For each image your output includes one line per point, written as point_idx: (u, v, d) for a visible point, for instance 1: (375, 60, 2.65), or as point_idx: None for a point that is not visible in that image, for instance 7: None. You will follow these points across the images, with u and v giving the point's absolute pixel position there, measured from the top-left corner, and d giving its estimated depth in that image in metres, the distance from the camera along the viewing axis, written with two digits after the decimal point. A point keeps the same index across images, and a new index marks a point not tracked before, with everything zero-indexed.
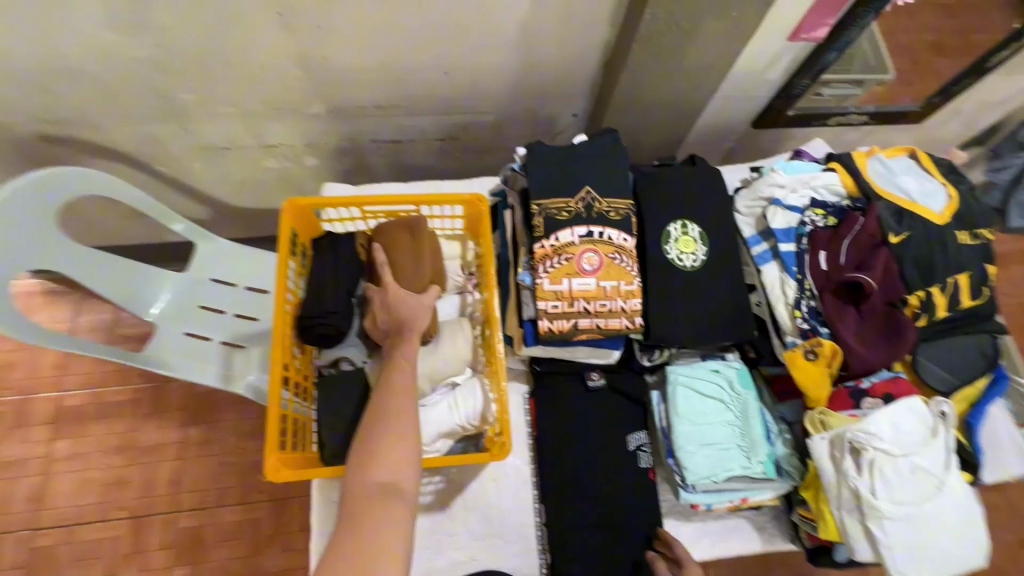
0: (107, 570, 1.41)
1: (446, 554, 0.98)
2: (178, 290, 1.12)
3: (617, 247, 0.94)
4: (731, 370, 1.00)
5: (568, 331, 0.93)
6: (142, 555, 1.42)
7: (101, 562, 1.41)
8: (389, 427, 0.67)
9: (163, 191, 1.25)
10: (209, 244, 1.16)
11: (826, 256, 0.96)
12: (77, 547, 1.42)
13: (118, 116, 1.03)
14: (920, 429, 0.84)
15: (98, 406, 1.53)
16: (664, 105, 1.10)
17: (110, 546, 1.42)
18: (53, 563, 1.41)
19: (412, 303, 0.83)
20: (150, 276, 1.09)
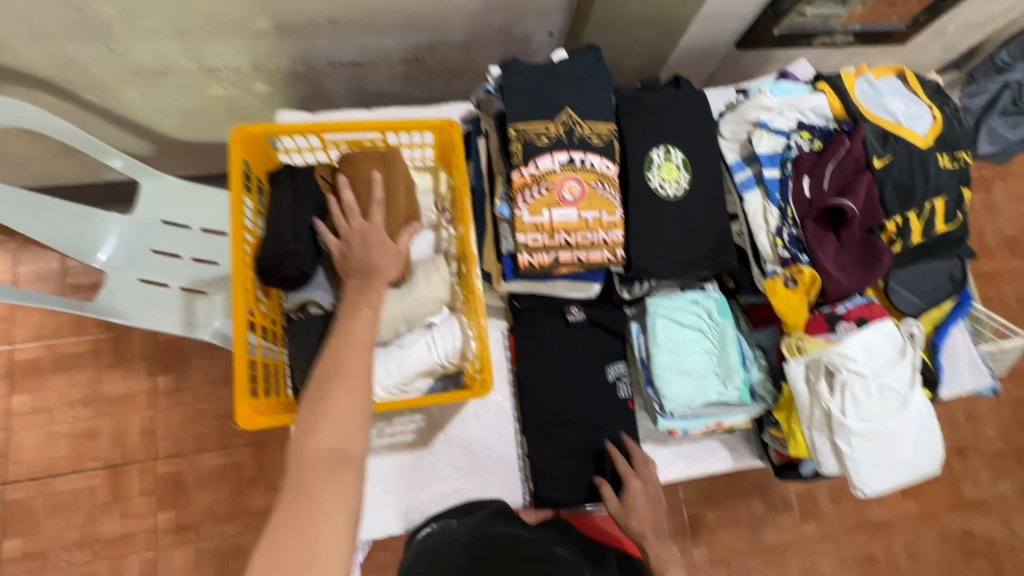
0: (90, 517, 1.40)
1: (431, 488, 1.00)
2: (127, 235, 1.02)
3: (600, 174, 0.89)
4: (710, 300, 1.00)
5: (549, 265, 0.90)
6: (122, 502, 1.42)
7: (81, 510, 1.41)
8: (342, 386, 0.60)
9: (95, 123, 1.12)
10: (155, 181, 1.05)
11: (810, 181, 0.94)
12: (54, 497, 1.40)
13: (26, 34, 0.88)
14: (891, 351, 0.87)
15: (57, 359, 1.46)
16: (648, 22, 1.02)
17: (90, 495, 1.41)
18: (32, 514, 1.39)
19: (387, 253, 0.78)
20: (93, 218, 0.99)
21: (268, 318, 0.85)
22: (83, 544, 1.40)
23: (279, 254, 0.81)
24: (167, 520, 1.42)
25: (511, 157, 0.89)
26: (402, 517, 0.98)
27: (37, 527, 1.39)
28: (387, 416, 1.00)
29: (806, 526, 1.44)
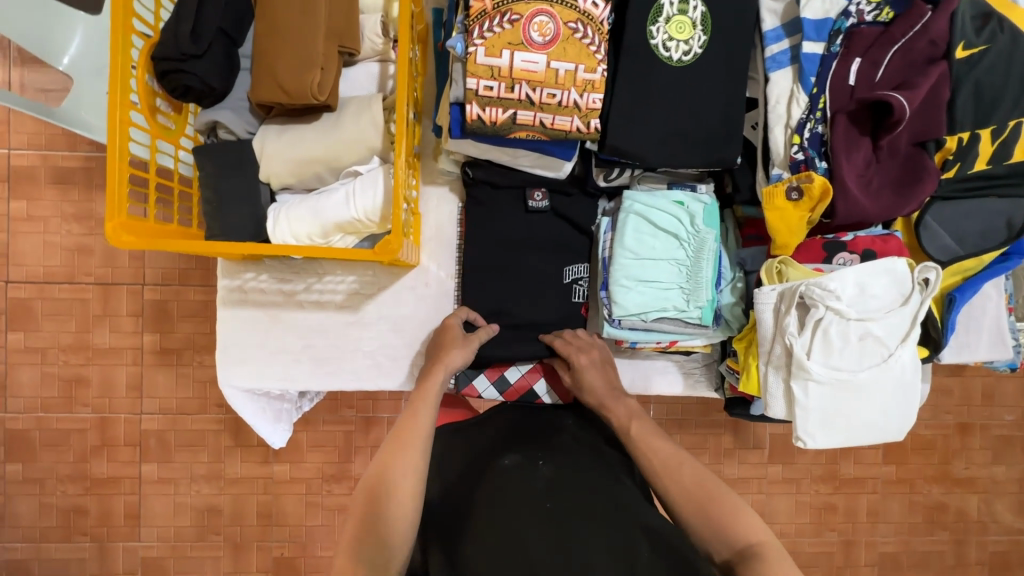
0: (81, 326, 1.47)
1: (357, 351, 0.95)
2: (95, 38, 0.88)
3: (581, 15, 0.71)
4: (697, 205, 0.84)
5: (502, 124, 0.74)
6: (112, 318, 1.47)
7: (74, 319, 1.47)
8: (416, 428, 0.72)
9: None
10: None
11: (860, 65, 0.72)
12: (50, 303, 1.46)
13: None
14: (890, 294, 0.71)
15: (52, 171, 1.44)
16: None
17: (81, 307, 1.46)
18: (29, 314, 1.46)
19: (308, 81, 0.70)
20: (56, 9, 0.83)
21: (171, 132, 0.75)
22: (77, 349, 1.47)
23: (176, 56, 0.68)
24: (153, 342, 1.48)
25: None
26: (321, 375, 0.95)
27: (36, 325, 1.47)
28: (317, 273, 0.93)
29: (771, 467, 1.36)
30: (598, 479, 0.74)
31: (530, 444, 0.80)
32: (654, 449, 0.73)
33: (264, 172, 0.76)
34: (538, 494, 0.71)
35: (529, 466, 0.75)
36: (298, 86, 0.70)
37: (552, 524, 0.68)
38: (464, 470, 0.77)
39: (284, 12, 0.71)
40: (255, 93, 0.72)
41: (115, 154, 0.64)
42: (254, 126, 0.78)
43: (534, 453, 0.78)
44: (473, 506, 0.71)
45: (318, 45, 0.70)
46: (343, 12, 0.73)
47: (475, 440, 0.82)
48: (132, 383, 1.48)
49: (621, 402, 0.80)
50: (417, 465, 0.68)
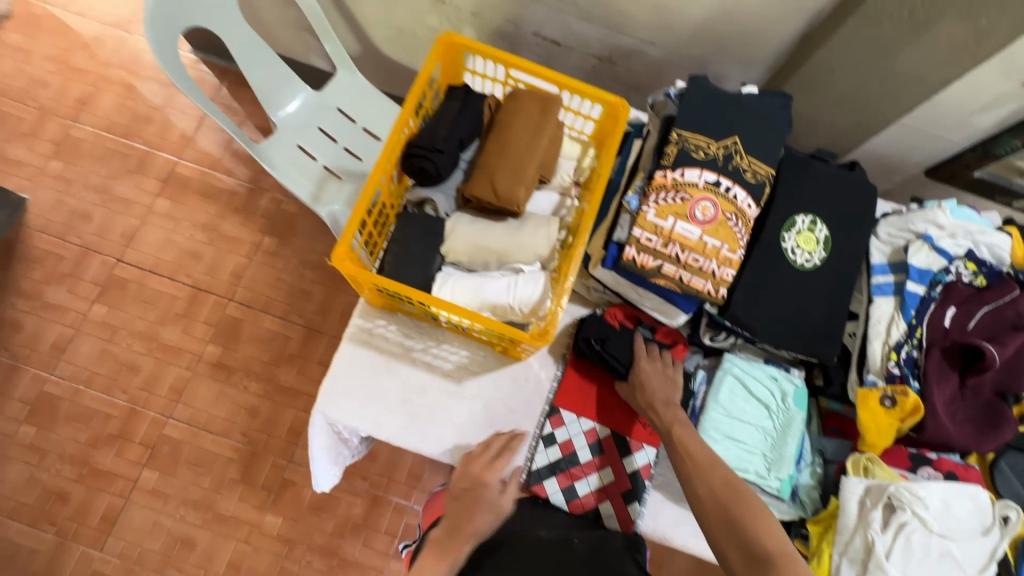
0: (158, 320, 1.58)
1: (443, 419, 1.02)
2: (306, 104, 1.31)
3: (737, 209, 0.89)
4: (790, 384, 0.95)
5: (649, 269, 0.90)
6: (188, 320, 1.59)
7: (156, 310, 1.59)
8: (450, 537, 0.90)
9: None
10: (348, 73, 1.33)
11: (955, 312, 0.87)
12: (144, 290, 1.60)
13: None
14: (971, 522, 0.76)
15: (204, 185, 1.68)
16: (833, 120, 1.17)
17: (169, 302, 1.59)
18: (122, 294, 1.59)
19: (513, 194, 0.89)
20: (290, 86, 1.29)
21: (390, 197, 0.96)
22: (144, 339, 1.57)
23: (428, 146, 0.90)
24: (213, 353, 1.57)
25: (661, 158, 0.91)
26: (407, 430, 1.01)
27: (121, 305, 1.59)
28: (437, 338, 1.04)
29: None
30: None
31: (567, 522, 0.95)
32: (686, 451, 0.86)
33: (447, 246, 0.93)
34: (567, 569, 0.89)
35: (563, 543, 0.92)
36: (506, 194, 0.89)
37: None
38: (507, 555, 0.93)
39: (513, 139, 0.91)
40: (470, 189, 0.91)
41: (363, 199, 0.84)
42: (451, 210, 0.96)
43: (569, 531, 0.93)
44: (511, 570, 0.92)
45: (530, 168, 0.90)
46: (550, 153, 0.95)
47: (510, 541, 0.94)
48: (175, 386, 1.54)
49: (669, 408, 0.90)
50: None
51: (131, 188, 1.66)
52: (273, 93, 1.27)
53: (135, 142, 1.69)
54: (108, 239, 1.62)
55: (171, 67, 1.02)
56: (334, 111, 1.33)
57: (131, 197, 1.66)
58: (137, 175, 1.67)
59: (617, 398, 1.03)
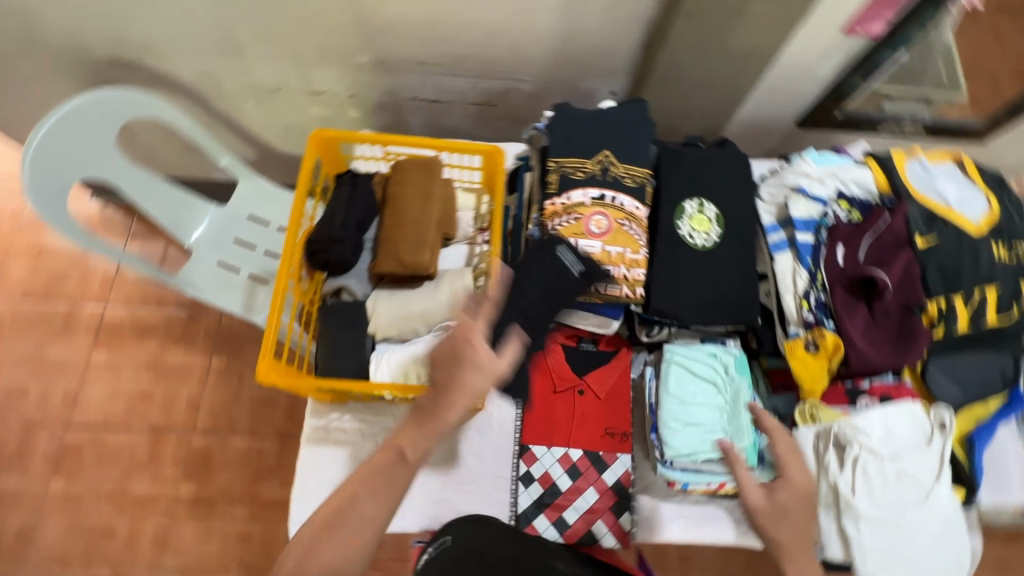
0: (123, 474, 1.52)
1: (420, 491, 1.02)
2: (216, 222, 1.30)
3: (628, 214, 0.95)
4: (729, 356, 0.99)
5: (566, 291, 0.94)
6: (154, 466, 1.53)
7: (119, 466, 1.53)
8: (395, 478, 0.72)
9: (237, 101, 1.36)
10: (250, 182, 1.32)
11: (844, 250, 0.93)
12: (100, 449, 1.53)
13: (192, 49, 1.19)
14: (914, 435, 0.81)
15: (136, 325, 1.63)
16: (698, 112, 1.24)
17: (130, 453, 1.53)
18: (78, 460, 1.52)
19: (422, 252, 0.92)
20: (195, 207, 1.29)
21: (306, 294, 0.97)
22: (113, 499, 1.50)
23: (327, 239, 0.92)
24: (189, 491, 1.51)
25: (547, 187, 0.97)
26: (387, 515, 1.00)
27: (81, 472, 1.52)
28: (394, 414, 1.05)
29: None
30: None
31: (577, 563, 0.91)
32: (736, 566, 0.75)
33: (374, 325, 0.95)
34: None
35: None
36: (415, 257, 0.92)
37: None
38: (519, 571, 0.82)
39: (407, 209, 0.95)
40: (380, 265, 0.93)
41: (274, 308, 0.84)
42: (368, 290, 0.99)
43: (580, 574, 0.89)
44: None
45: (428, 231, 0.94)
46: (444, 211, 0.99)
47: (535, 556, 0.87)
48: (158, 537, 1.48)
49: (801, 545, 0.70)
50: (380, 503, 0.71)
51: (62, 350, 1.60)
52: (181, 219, 1.27)
53: (56, 303, 1.64)
54: (50, 408, 1.56)
55: (65, 224, 1.02)
56: (246, 219, 1.32)
57: (64, 358, 1.60)
58: (66, 335, 1.62)
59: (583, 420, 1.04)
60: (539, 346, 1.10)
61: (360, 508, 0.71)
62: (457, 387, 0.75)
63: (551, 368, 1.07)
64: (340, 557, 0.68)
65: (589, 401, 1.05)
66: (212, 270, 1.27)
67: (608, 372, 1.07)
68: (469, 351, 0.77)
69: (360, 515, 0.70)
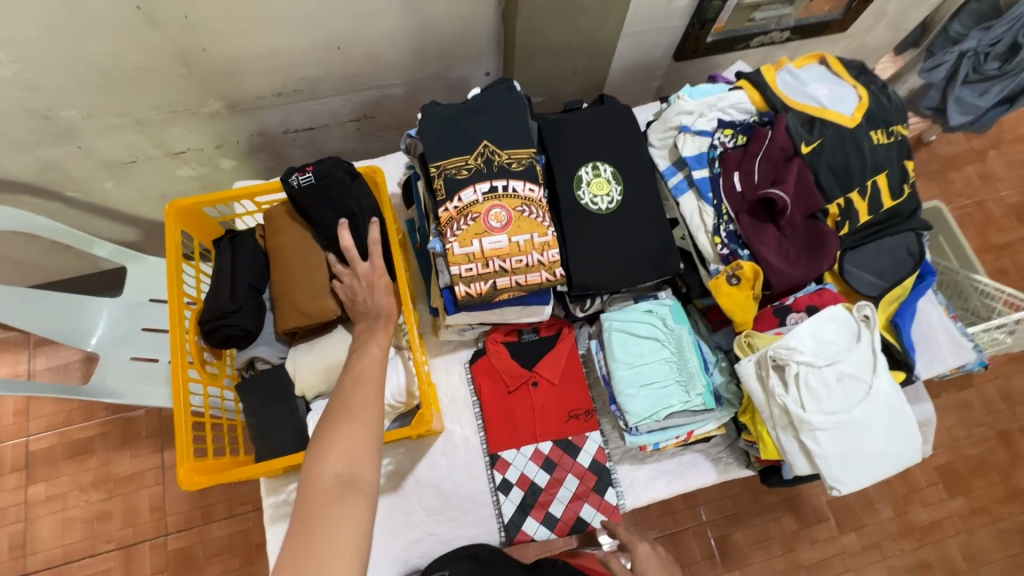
0: None
1: (403, 532, 0.97)
2: (116, 317, 1.10)
3: (524, 199, 0.91)
4: (663, 308, 0.99)
5: (487, 293, 0.91)
6: None
7: None
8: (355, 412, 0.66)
9: (98, 186, 1.19)
10: (140, 263, 1.17)
11: (739, 175, 0.93)
12: None
13: (9, 145, 1.03)
14: (843, 336, 0.84)
15: (69, 446, 1.47)
16: (579, 71, 1.20)
17: None
18: None
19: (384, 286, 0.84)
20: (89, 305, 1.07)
21: (216, 376, 0.89)
22: None
23: (219, 314, 0.85)
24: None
25: (436, 194, 0.92)
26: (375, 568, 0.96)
27: None
28: None
29: (847, 538, 1.37)
30: None
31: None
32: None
33: (299, 387, 0.88)
34: None
35: None
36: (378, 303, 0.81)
37: None
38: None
39: (298, 257, 0.88)
40: (286, 322, 0.87)
41: (180, 409, 0.77)
42: (283, 351, 0.92)
43: None
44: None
45: (320, 274, 0.88)
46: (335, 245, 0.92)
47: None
48: None
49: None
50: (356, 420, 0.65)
51: None
52: (77, 323, 1.04)
53: None
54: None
55: None
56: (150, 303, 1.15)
57: None
58: None
59: (545, 411, 1.02)
60: (481, 351, 1.07)
61: (346, 406, 0.67)
62: (380, 310, 0.80)
63: (498, 370, 1.04)
64: (351, 441, 0.63)
65: (545, 390, 1.03)
66: (124, 367, 1.07)
67: (555, 357, 1.04)
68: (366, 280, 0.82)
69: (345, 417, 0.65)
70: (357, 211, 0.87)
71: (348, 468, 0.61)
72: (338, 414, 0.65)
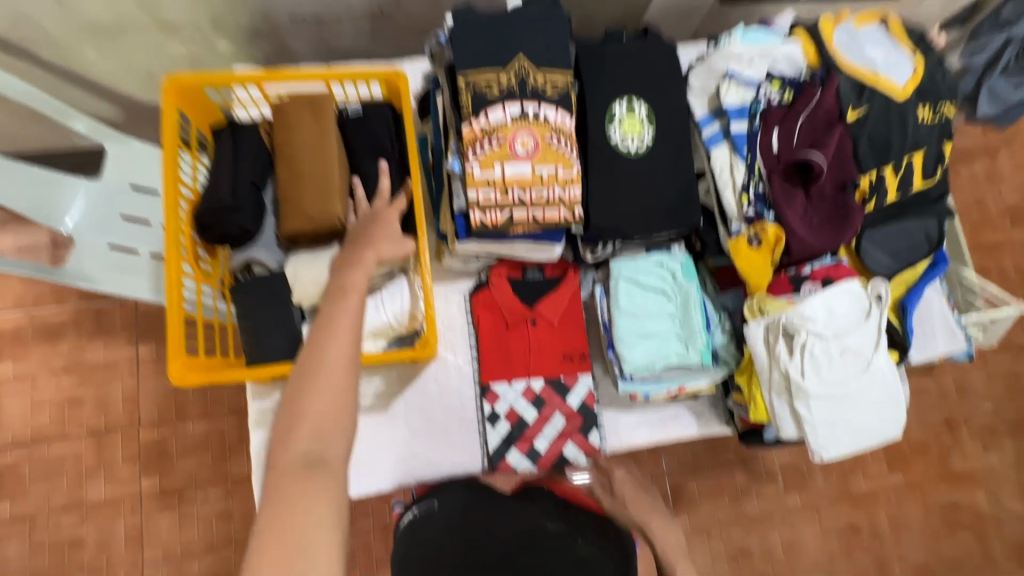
0: (75, 483, 1.40)
1: (388, 450, 0.99)
2: (94, 201, 1.02)
3: (554, 127, 0.86)
4: (675, 262, 0.97)
5: (502, 224, 0.87)
6: (107, 468, 1.40)
7: (66, 476, 1.40)
8: (322, 385, 0.65)
9: (74, 52, 1.07)
10: (123, 146, 1.08)
11: (779, 133, 0.90)
12: (41, 462, 1.40)
13: None
14: (855, 311, 0.84)
15: (39, 329, 1.42)
16: None
17: (75, 462, 1.40)
18: (20, 481, 1.39)
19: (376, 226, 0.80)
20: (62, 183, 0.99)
21: (210, 275, 0.84)
22: (70, 508, 1.39)
23: (219, 209, 0.79)
24: (151, 486, 1.41)
25: (461, 110, 0.86)
26: (356, 481, 0.98)
27: (24, 491, 1.39)
28: None
29: (789, 497, 1.46)
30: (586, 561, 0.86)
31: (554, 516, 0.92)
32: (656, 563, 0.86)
33: (299, 296, 0.85)
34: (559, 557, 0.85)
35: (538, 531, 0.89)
36: (372, 242, 0.78)
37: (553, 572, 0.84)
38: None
39: (307, 157, 0.82)
40: (290, 226, 0.82)
41: (173, 303, 0.72)
42: (282, 258, 0.87)
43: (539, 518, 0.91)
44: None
45: (334, 178, 0.82)
46: (356, 147, 0.87)
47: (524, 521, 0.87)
48: (132, 534, 1.39)
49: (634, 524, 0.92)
50: (329, 405, 0.64)
51: None
52: (50, 201, 0.97)
53: None
54: None
55: None
56: (131, 190, 1.06)
57: None
58: None
59: (545, 349, 1.01)
60: (483, 284, 1.04)
61: (314, 376, 0.65)
62: (372, 256, 0.77)
63: (500, 305, 1.03)
64: (316, 417, 0.64)
65: (544, 329, 1.02)
66: (106, 258, 1.01)
67: (558, 297, 1.03)
68: (370, 219, 0.81)
69: (319, 387, 0.65)
70: (388, 149, 0.86)
71: (312, 441, 0.63)
72: (302, 383, 0.64)
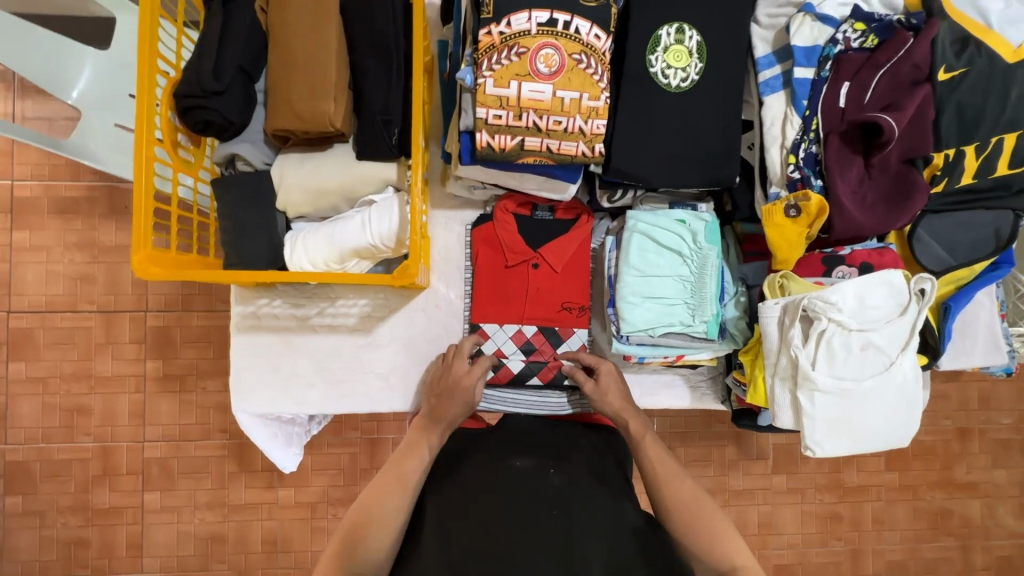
0: (84, 358, 1.29)
1: (368, 374, 0.96)
2: (104, 73, 0.91)
3: (585, 46, 0.74)
4: (699, 223, 0.87)
5: (511, 151, 0.77)
6: (115, 346, 1.30)
7: (77, 348, 1.29)
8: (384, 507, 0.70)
9: None
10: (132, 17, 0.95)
11: (849, 87, 0.76)
12: (53, 331, 1.29)
13: None
14: (889, 305, 0.75)
15: (54, 202, 1.29)
16: None
17: (85, 336, 1.29)
18: (31, 346, 1.29)
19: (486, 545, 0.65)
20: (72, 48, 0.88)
21: (191, 165, 0.79)
22: (79, 378, 1.30)
23: (199, 93, 0.71)
24: (156, 368, 1.30)
25: (480, 11, 0.74)
26: (333, 398, 0.96)
27: (38, 355, 1.29)
28: (329, 297, 0.95)
29: (775, 478, 1.40)
30: (590, 491, 0.72)
31: (543, 450, 0.78)
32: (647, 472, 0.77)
33: (283, 202, 0.80)
34: (546, 502, 0.69)
35: (539, 473, 0.73)
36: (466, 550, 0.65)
37: (547, 532, 0.66)
38: (472, 456, 0.78)
39: (301, 47, 0.73)
40: (275, 123, 0.75)
41: (141, 189, 0.68)
42: (270, 157, 0.81)
43: (543, 460, 0.75)
44: (474, 523, 0.67)
45: (329, 74, 0.73)
46: (356, 37, 0.75)
47: (503, 434, 0.82)
48: (135, 411, 1.30)
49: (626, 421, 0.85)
50: (392, 530, 0.70)
51: None
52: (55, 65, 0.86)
53: None
54: None
55: None
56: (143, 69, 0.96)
57: None
58: None
59: (540, 296, 0.94)
60: (487, 217, 0.96)
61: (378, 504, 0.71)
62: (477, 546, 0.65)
63: (501, 242, 0.95)
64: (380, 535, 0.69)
65: (544, 275, 0.94)
66: (110, 137, 0.91)
67: (566, 244, 0.94)
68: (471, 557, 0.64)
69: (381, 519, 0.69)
70: (392, 47, 0.75)
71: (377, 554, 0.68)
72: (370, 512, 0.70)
